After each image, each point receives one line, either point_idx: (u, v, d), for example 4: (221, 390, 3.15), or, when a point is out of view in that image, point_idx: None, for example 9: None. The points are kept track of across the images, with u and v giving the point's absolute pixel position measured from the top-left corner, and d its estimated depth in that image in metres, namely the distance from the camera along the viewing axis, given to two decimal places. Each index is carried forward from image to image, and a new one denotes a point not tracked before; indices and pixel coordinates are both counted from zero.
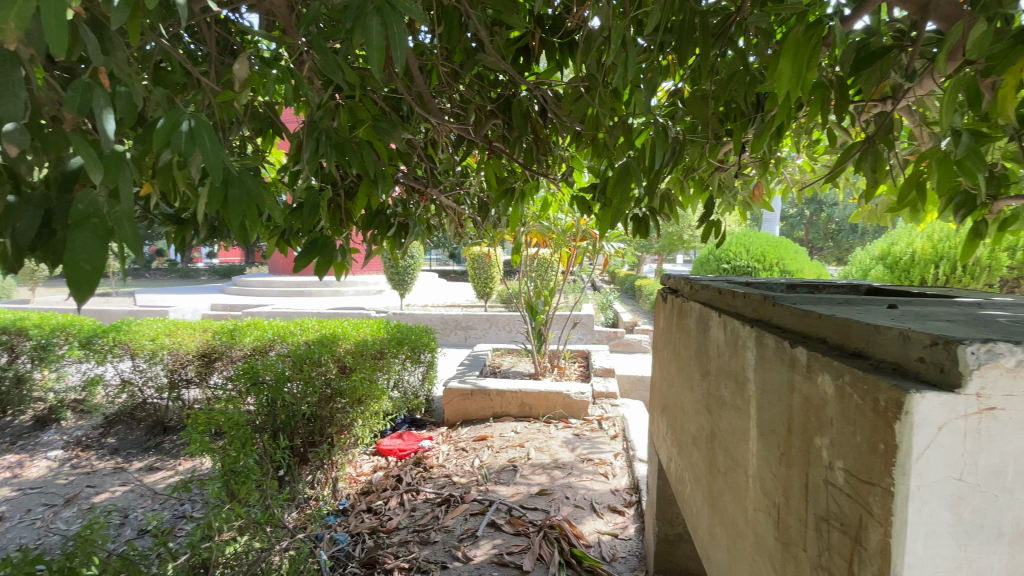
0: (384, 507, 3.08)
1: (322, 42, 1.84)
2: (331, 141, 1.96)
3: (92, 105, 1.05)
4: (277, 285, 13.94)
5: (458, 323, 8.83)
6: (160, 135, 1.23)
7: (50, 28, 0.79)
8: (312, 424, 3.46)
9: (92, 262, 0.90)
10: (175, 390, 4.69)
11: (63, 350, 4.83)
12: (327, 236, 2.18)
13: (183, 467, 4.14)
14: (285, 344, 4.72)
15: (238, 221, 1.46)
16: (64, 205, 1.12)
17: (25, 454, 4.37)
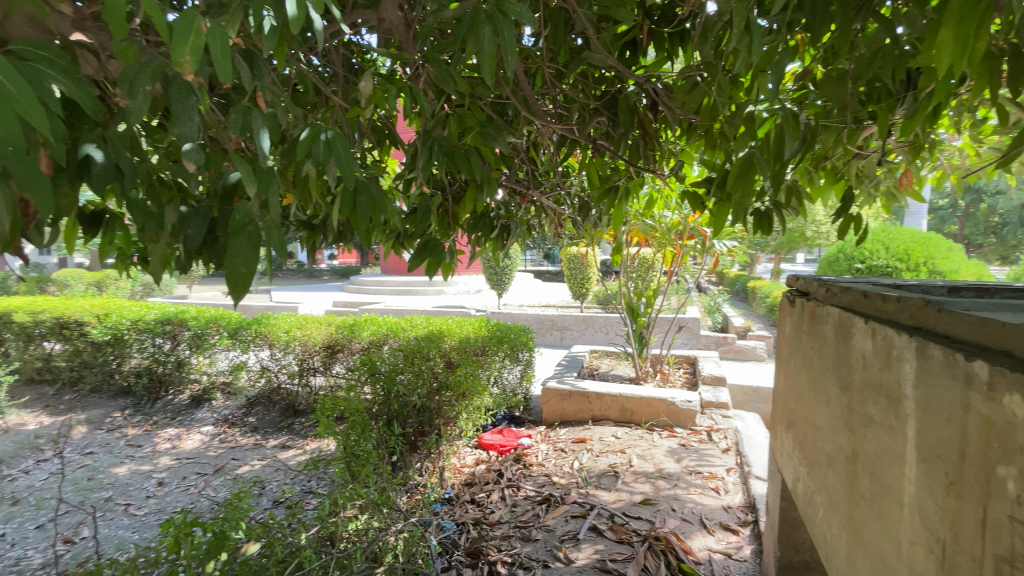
0: (486, 500, 3.17)
1: (437, 55, 1.95)
2: (443, 148, 2.05)
3: (251, 123, 1.21)
4: (387, 284, 15.00)
5: (554, 324, 8.82)
6: (303, 147, 1.38)
7: (218, 60, 0.92)
8: (420, 415, 3.66)
9: (246, 264, 1.03)
10: (304, 377, 5.25)
11: (215, 339, 5.62)
12: (437, 239, 2.29)
13: (309, 447, 4.62)
14: (396, 339, 5.05)
15: (364, 225, 1.60)
16: (226, 214, 1.28)
17: (187, 427, 5.15)
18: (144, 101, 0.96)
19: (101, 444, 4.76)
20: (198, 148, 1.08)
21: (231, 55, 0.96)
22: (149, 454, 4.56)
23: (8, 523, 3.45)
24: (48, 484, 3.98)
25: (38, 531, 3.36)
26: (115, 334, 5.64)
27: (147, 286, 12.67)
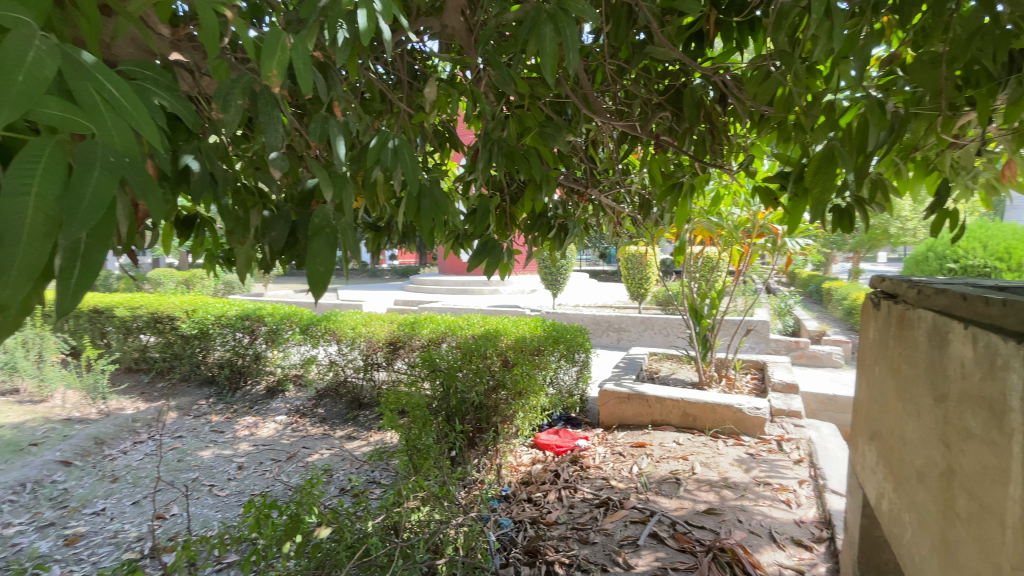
0: (543, 500, 3.16)
1: (498, 57, 1.97)
2: (502, 150, 2.08)
3: (328, 131, 1.29)
4: (445, 283, 15.33)
5: (611, 325, 8.66)
6: (374, 152, 1.45)
7: (301, 74, 0.98)
8: (478, 412, 3.72)
9: (325, 264, 1.11)
10: (368, 371, 5.50)
11: (288, 334, 5.98)
12: (495, 239, 2.33)
13: (372, 438, 4.82)
14: (454, 337, 5.16)
15: (428, 227, 1.65)
16: (305, 218, 1.37)
17: (263, 416, 5.52)
18: (236, 115, 1.04)
19: (188, 429, 5.20)
20: (283, 155, 1.17)
21: (311, 67, 1.02)
22: (230, 439, 4.93)
23: (109, 498, 3.85)
24: (143, 465, 4.39)
25: (134, 507, 3.71)
26: (201, 329, 6.15)
27: (228, 285, 13.69)
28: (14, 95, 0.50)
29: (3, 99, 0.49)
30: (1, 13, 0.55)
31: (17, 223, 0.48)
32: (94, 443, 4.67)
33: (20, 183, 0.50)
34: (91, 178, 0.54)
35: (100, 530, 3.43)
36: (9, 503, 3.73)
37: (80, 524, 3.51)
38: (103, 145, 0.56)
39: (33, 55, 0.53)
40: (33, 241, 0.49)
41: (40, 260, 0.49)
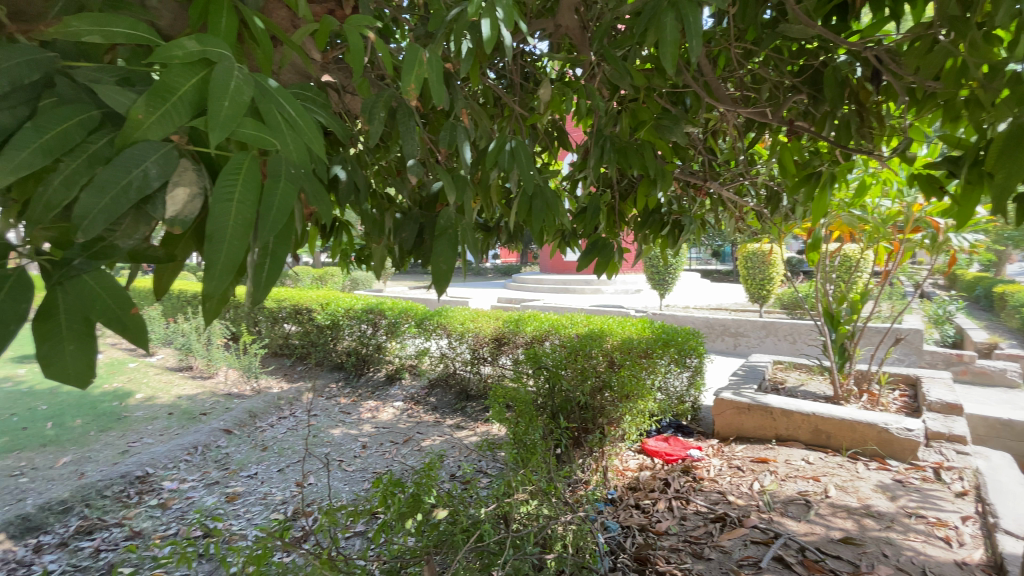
0: (653, 508, 3.05)
1: (614, 51, 1.94)
2: (615, 146, 2.05)
3: (455, 138, 1.38)
4: (548, 282, 15.41)
5: (727, 329, 8.08)
6: (493, 155, 1.51)
7: (434, 86, 1.06)
8: (584, 412, 3.69)
9: (448, 262, 1.19)
10: (476, 365, 5.73)
11: (405, 327, 6.44)
12: (606, 238, 2.31)
13: (479, 430, 5.02)
14: (559, 335, 5.17)
15: (539, 228, 1.68)
16: (430, 220, 1.46)
17: (383, 401, 6.00)
18: (378, 126, 1.14)
19: (321, 408, 5.82)
20: (417, 162, 1.27)
21: (443, 79, 1.09)
22: (356, 420, 5.43)
23: (260, 465, 4.45)
24: (286, 438, 5.00)
25: (279, 474, 4.25)
26: (333, 320, 6.86)
27: (353, 280, 15.05)
28: (223, 118, 0.59)
29: (215, 124, 0.59)
30: (209, 49, 0.65)
31: (223, 228, 0.58)
32: (248, 416, 5.42)
33: (227, 192, 0.59)
34: (278, 189, 0.63)
35: (253, 491, 3.98)
36: (186, 461, 4.47)
37: (238, 485, 4.10)
38: (284, 160, 0.66)
39: (233, 84, 0.63)
40: (235, 243, 0.58)
41: (242, 259, 0.59)
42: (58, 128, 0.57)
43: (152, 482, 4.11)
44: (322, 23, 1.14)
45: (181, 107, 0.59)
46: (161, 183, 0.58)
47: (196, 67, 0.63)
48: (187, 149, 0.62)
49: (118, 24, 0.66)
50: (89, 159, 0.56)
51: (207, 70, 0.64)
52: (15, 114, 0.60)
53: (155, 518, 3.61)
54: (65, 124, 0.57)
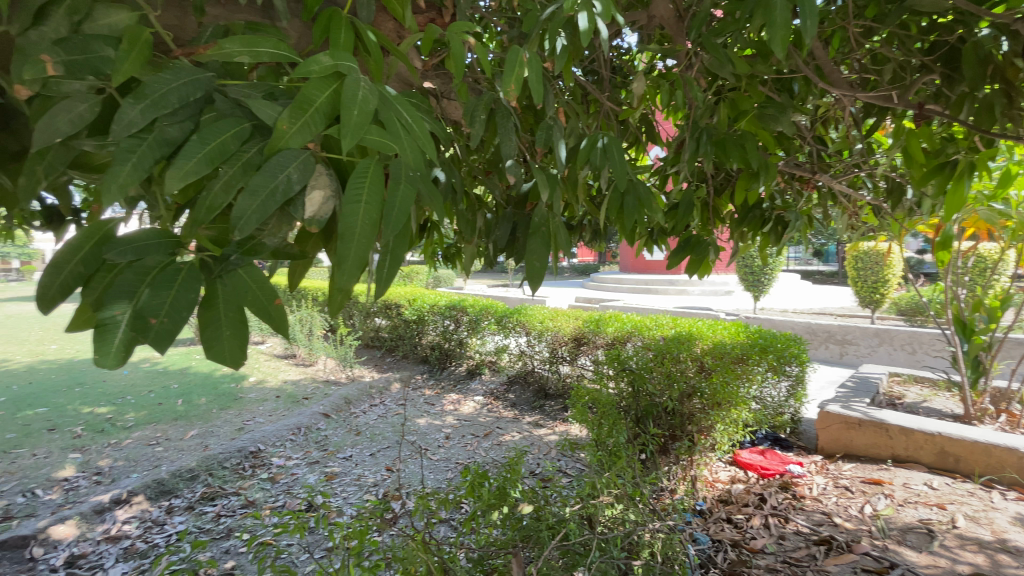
0: (746, 524, 2.87)
1: (713, 39, 1.84)
2: (712, 138, 1.95)
3: (551, 136, 1.39)
4: (628, 282, 14.99)
5: (832, 335, 7.37)
6: (584, 152, 1.50)
7: (533, 84, 1.07)
8: (671, 417, 3.54)
9: (540, 260, 1.19)
10: (555, 364, 5.72)
11: (485, 323, 6.58)
12: (700, 235, 2.21)
13: (558, 429, 5.01)
14: (642, 337, 5.01)
15: (631, 225, 1.63)
16: (523, 218, 1.49)
17: (464, 394, 6.16)
18: (479, 127, 1.18)
19: (407, 398, 6.12)
20: (514, 161, 1.29)
21: (542, 77, 1.10)
22: (439, 411, 5.64)
23: (354, 448, 4.77)
24: (377, 425, 5.33)
25: (371, 458, 4.54)
26: (419, 316, 7.18)
27: (436, 278, 15.64)
28: (352, 126, 0.64)
29: (346, 132, 0.64)
30: (340, 63, 0.71)
31: (353, 228, 0.63)
32: (344, 402, 5.83)
33: (356, 195, 0.65)
34: (398, 191, 0.68)
35: (348, 472, 4.28)
36: (291, 440, 4.91)
37: (335, 465, 4.43)
38: (402, 163, 0.70)
39: (361, 94, 0.69)
40: (362, 242, 0.63)
41: (367, 256, 0.63)
42: (218, 140, 0.64)
43: (263, 457, 4.55)
44: (426, 31, 1.19)
45: (318, 117, 0.66)
46: (301, 187, 0.65)
47: (329, 79, 0.70)
48: (320, 156, 0.69)
49: (263, 44, 0.74)
50: (244, 167, 0.64)
51: (338, 82, 0.70)
52: (181, 127, 0.66)
53: (265, 490, 4.00)
54: (223, 135, 0.65)
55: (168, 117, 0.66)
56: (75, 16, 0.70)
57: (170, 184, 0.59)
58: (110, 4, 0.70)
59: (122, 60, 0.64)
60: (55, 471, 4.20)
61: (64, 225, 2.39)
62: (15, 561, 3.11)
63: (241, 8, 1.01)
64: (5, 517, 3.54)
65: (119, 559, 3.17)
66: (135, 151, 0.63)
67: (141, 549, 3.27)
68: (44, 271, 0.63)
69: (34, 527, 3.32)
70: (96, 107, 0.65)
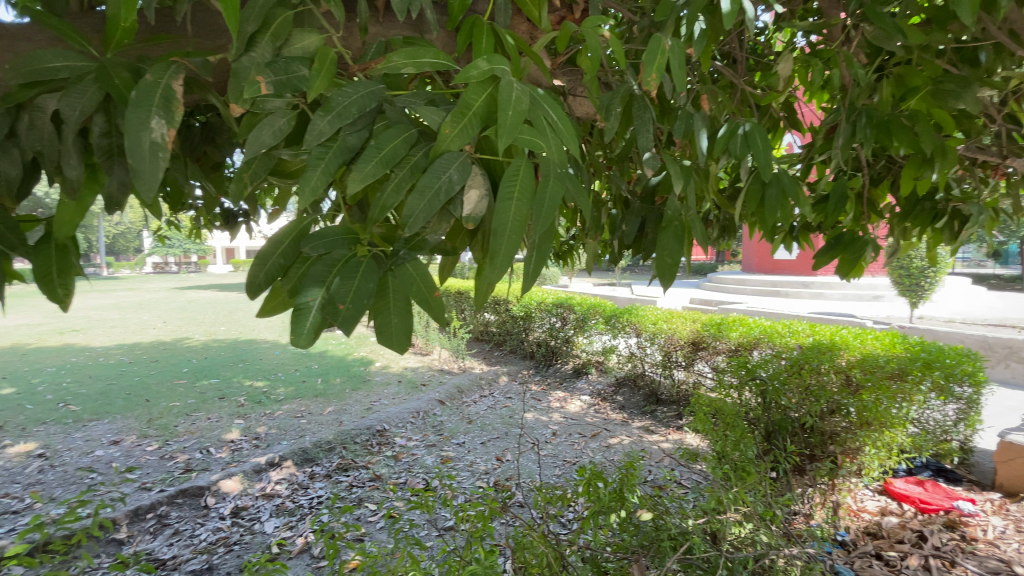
0: (901, 563, 2.49)
1: (877, 8, 1.62)
2: (873, 120, 1.72)
3: (690, 127, 1.33)
4: (751, 283, 13.80)
5: (1017, 353, 6.11)
6: (722, 142, 1.40)
7: (676, 73, 1.03)
8: (808, 434, 3.23)
9: (673, 256, 1.15)
10: (668, 368, 5.46)
11: (593, 322, 6.50)
12: (854, 231, 1.96)
13: (671, 436, 4.80)
14: (771, 344, 4.58)
15: (772, 220, 1.49)
16: (653, 214, 1.45)
17: (570, 392, 6.14)
18: (615, 120, 1.18)
19: (515, 392, 6.27)
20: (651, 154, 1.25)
21: (687, 64, 1.05)
22: (546, 407, 5.68)
23: (466, 435, 5.00)
24: (487, 415, 5.53)
25: (482, 446, 4.73)
26: (526, 312, 7.30)
27: (542, 275, 15.81)
28: (508, 127, 0.67)
29: (503, 131, 0.67)
30: (496, 65, 0.74)
31: (505, 223, 0.66)
32: (456, 390, 6.14)
33: (508, 192, 0.67)
34: (548, 187, 0.69)
35: (461, 458, 4.51)
36: (412, 423, 5.28)
37: (449, 450, 4.68)
38: (550, 160, 0.71)
39: (515, 95, 0.71)
40: (512, 237, 0.65)
41: (518, 250, 0.65)
42: (391, 145, 0.71)
43: (387, 437, 4.96)
44: (562, 30, 1.19)
45: (474, 120, 0.70)
46: (460, 187, 0.70)
47: (486, 83, 0.73)
48: (476, 156, 0.73)
49: (426, 55, 0.79)
50: (412, 171, 0.70)
51: (493, 85, 0.74)
52: (359, 135, 0.75)
53: (389, 466, 4.37)
54: (395, 141, 0.72)
55: (349, 126, 0.75)
56: (277, 41, 0.76)
57: (354, 186, 0.66)
58: (303, 30, 0.78)
59: (315, 78, 0.73)
60: (223, 434, 4.96)
61: (238, 226, 2.80)
62: (195, 506, 3.73)
63: (396, 24, 1.10)
64: (188, 469, 4.26)
65: (272, 514, 3.65)
66: (324, 158, 0.72)
67: (289, 508, 3.74)
68: (252, 264, 0.73)
69: (209, 480, 3.94)
70: (291, 119, 0.76)
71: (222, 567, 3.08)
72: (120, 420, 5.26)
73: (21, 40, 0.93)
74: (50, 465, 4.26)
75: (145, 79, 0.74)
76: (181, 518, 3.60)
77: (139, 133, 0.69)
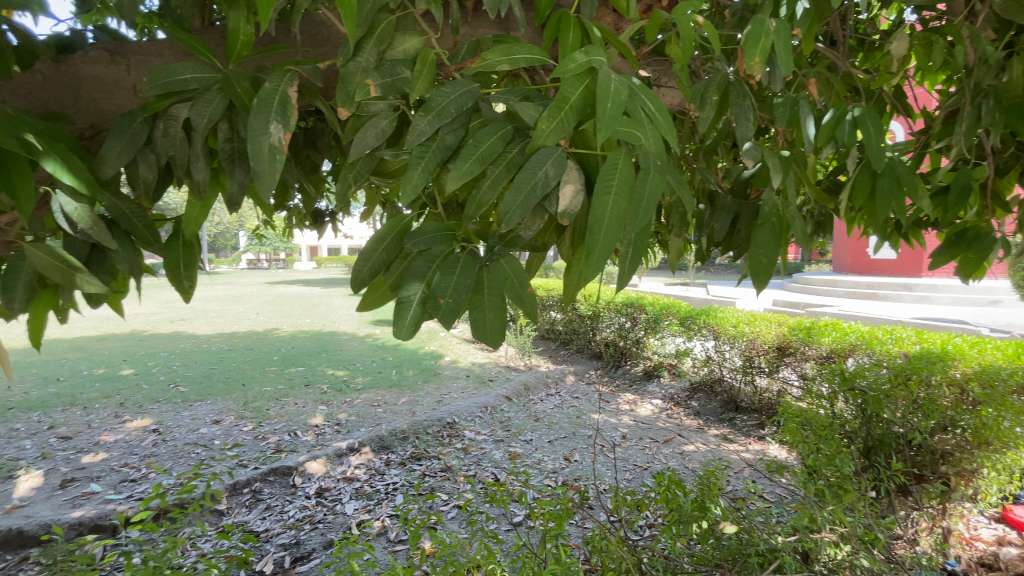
0: None
1: None
2: (1006, 101, 1.52)
3: (794, 115, 1.27)
4: (842, 286, 12.70)
5: None
6: (826, 130, 1.30)
7: (782, 56, 0.97)
8: (915, 452, 2.98)
9: (768, 255, 1.06)
10: (749, 374, 5.16)
11: (666, 323, 6.28)
12: (981, 225, 1.73)
13: (752, 447, 4.54)
14: (869, 351, 4.18)
15: (882, 214, 1.35)
16: (749, 210, 1.38)
17: (641, 395, 5.97)
18: (711, 111, 1.13)
19: (583, 392, 6.20)
20: (752, 145, 1.18)
21: (793, 47, 0.98)
22: (615, 409, 5.56)
23: (534, 433, 5.02)
24: (555, 414, 5.52)
25: (550, 445, 4.73)
26: (594, 311, 7.19)
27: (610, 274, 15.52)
28: (606, 119, 0.65)
29: (601, 124, 0.65)
30: (594, 58, 0.72)
31: (602, 217, 0.64)
32: (524, 387, 6.17)
33: (605, 188, 0.65)
34: (648, 180, 0.66)
35: (529, 455, 4.53)
36: (480, 417, 5.38)
37: (517, 447, 4.71)
38: (649, 151, 0.68)
39: (613, 86, 0.69)
40: (609, 233, 0.63)
41: (615, 247, 0.63)
42: (488, 143, 0.72)
43: (457, 429, 5.09)
44: (652, 18, 1.15)
45: (571, 114, 0.68)
46: (555, 182, 0.69)
47: (583, 76, 0.71)
48: (571, 151, 0.72)
49: (521, 51, 0.79)
50: (508, 167, 0.71)
51: (590, 77, 0.72)
52: (457, 134, 0.76)
53: (460, 458, 4.49)
54: (491, 138, 0.72)
55: (447, 125, 0.76)
56: (381, 46, 0.80)
57: (453, 184, 0.67)
58: (404, 33, 0.81)
59: (417, 81, 0.76)
60: (309, 418, 5.32)
61: (326, 225, 2.97)
62: (284, 484, 4.03)
63: (485, 22, 1.11)
64: (278, 449, 4.61)
65: (352, 497, 3.86)
66: (423, 157, 0.75)
67: (367, 492, 3.95)
68: (357, 259, 0.76)
69: (296, 461, 4.25)
70: (393, 121, 0.80)
71: (308, 543, 3.31)
72: (220, 402, 5.80)
73: (153, 55, 1.04)
74: (163, 440, 4.77)
75: (265, 86, 0.79)
76: (272, 494, 3.90)
77: (260, 138, 0.74)
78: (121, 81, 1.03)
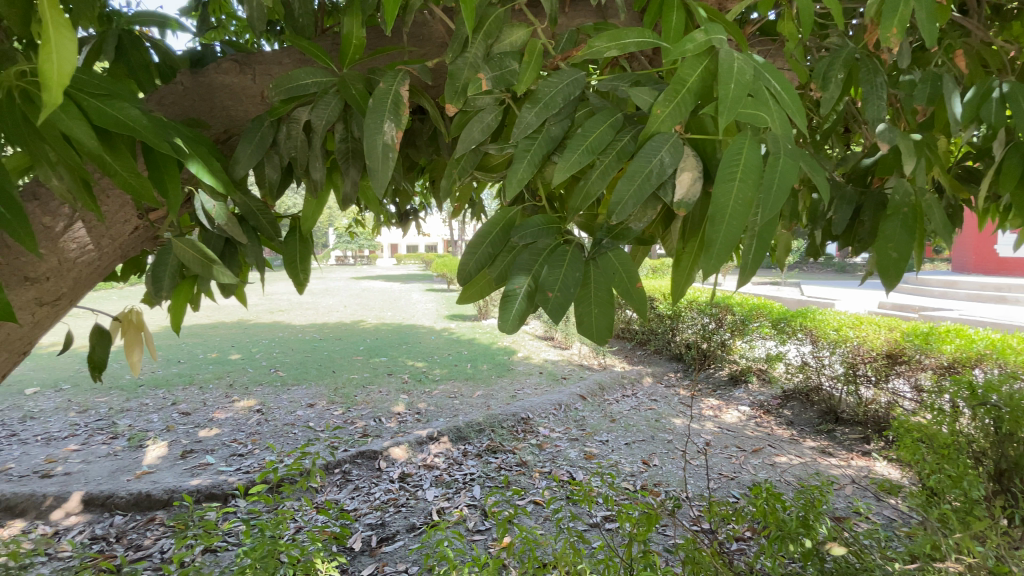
0: None
1: None
2: None
3: (936, 92, 1.16)
4: (965, 287, 11.22)
5: None
6: (970, 108, 1.13)
7: (926, 29, 0.85)
8: None
9: (900, 249, 0.93)
10: (853, 383, 4.70)
11: (755, 325, 5.91)
12: None
13: (854, 463, 4.15)
14: (1003, 362, 3.66)
15: None
16: (873, 199, 1.25)
17: (726, 401, 5.65)
18: (835, 90, 1.03)
19: (661, 395, 5.98)
20: (887, 126, 1.05)
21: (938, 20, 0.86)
22: (697, 414, 5.32)
23: (610, 434, 4.93)
24: (631, 415, 5.38)
25: (627, 447, 4.62)
26: (675, 311, 6.92)
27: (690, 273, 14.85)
28: (730, 101, 0.60)
29: (724, 107, 0.60)
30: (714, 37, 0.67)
31: (725, 205, 0.59)
32: (599, 387, 6.06)
33: (729, 174, 0.60)
34: (778, 166, 0.60)
35: (606, 455, 4.45)
36: (555, 415, 5.37)
37: (593, 446, 4.65)
38: (778, 135, 0.62)
39: (737, 66, 0.64)
40: (733, 222, 0.58)
41: (737, 239, 0.58)
42: (597, 132, 0.69)
43: (532, 425, 5.11)
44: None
45: (689, 97, 0.64)
46: (671, 170, 0.66)
47: (702, 56, 0.66)
48: (686, 137, 0.68)
49: (630, 35, 0.75)
50: (619, 155, 0.68)
51: (710, 57, 0.67)
52: (563, 125, 0.75)
53: (535, 454, 4.51)
54: (601, 127, 0.70)
55: (553, 116, 0.75)
56: (488, 40, 0.80)
57: (562, 175, 0.66)
58: (510, 25, 0.80)
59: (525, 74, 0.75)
60: (391, 406, 5.59)
61: (410, 223, 3.09)
62: (371, 467, 4.27)
63: (582, 11, 1.09)
64: (365, 434, 4.89)
65: (432, 484, 4.01)
66: (529, 150, 0.74)
67: (446, 480, 4.08)
68: (464, 251, 0.77)
69: (382, 445, 4.48)
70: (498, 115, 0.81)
71: (393, 525, 3.48)
72: (313, 387, 6.26)
73: (275, 64, 1.13)
74: (265, 419, 5.23)
75: (379, 87, 0.83)
76: (360, 476, 4.15)
77: (375, 137, 0.78)
78: (249, 89, 1.13)
